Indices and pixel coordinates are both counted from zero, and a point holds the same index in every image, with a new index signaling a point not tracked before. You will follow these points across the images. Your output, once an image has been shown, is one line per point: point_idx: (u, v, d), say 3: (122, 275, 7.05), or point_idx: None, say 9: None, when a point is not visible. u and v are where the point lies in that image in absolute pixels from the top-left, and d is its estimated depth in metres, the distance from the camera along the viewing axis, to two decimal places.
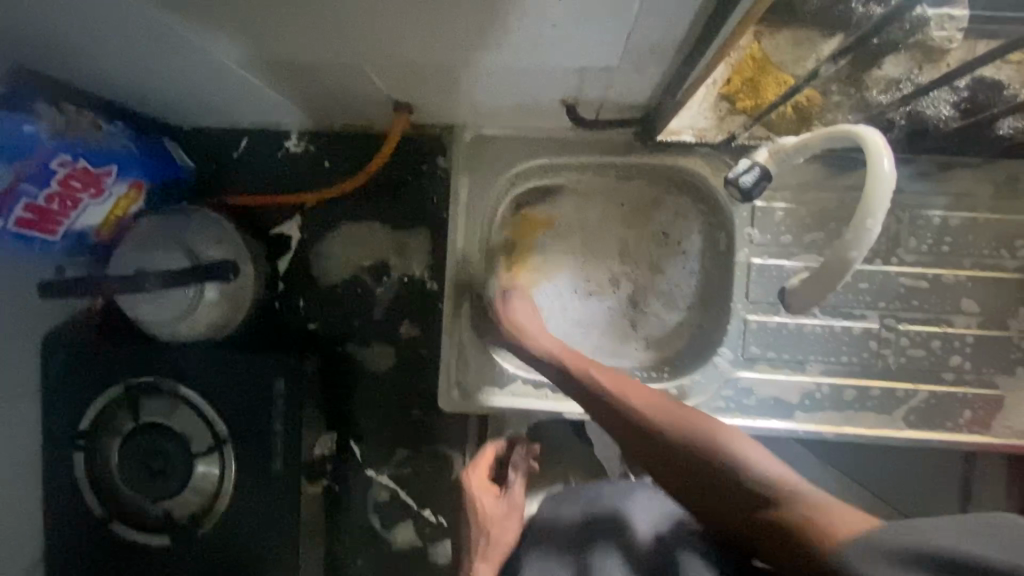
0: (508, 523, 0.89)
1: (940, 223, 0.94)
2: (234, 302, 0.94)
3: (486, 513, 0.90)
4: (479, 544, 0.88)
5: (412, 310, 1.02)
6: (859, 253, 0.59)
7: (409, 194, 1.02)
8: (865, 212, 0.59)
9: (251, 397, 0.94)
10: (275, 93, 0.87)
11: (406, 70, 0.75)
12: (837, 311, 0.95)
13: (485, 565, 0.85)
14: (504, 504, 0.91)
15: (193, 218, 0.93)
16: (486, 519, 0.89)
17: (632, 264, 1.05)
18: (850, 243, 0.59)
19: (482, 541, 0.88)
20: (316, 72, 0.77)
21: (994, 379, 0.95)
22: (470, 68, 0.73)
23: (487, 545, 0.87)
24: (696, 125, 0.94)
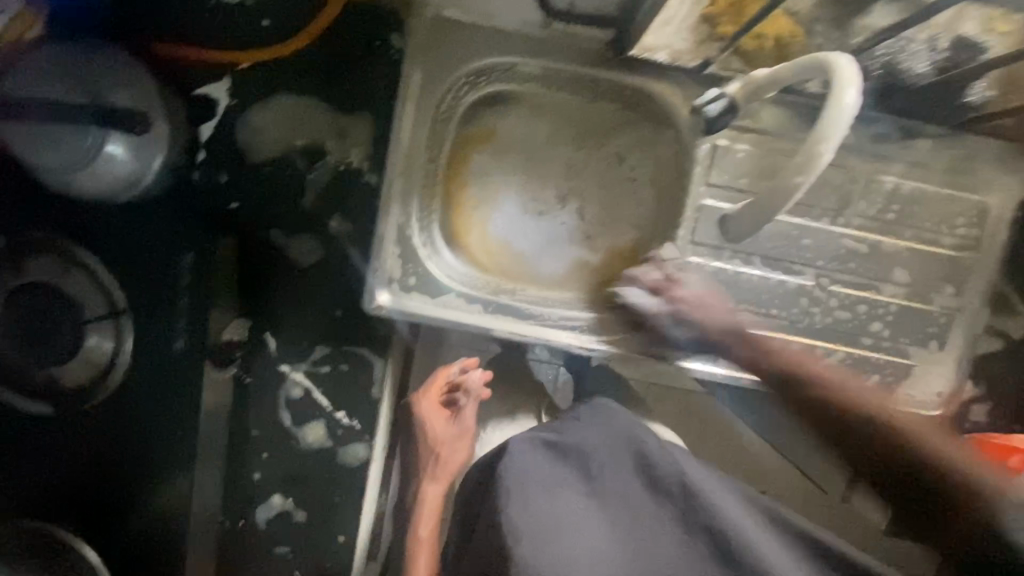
0: (458, 444, 1.02)
1: (892, 189, 0.94)
2: (142, 162, 0.84)
3: (436, 434, 1.01)
4: (428, 464, 1.01)
5: (346, 202, 0.95)
6: (805, 180, 0.58)
7: (357, 74, 0.92)
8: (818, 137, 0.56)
9: (160, 269, 0.89)
10: None
11: None
12: (777, 264, 0.95)
13: (434, 484, 1.00)
14: (456, 427, 1.02)
15: (104, 56, 0.81)
16: (437, 441, 1.01)
17: (579, 182, 1.05)
18: (800, 168, 0.57)
19: (431, 461, 1.01)
20: None
21: (907, 350, 0.98)
22: None
23: (435, 462, 1.01)
24: (672, 45, 0.89)
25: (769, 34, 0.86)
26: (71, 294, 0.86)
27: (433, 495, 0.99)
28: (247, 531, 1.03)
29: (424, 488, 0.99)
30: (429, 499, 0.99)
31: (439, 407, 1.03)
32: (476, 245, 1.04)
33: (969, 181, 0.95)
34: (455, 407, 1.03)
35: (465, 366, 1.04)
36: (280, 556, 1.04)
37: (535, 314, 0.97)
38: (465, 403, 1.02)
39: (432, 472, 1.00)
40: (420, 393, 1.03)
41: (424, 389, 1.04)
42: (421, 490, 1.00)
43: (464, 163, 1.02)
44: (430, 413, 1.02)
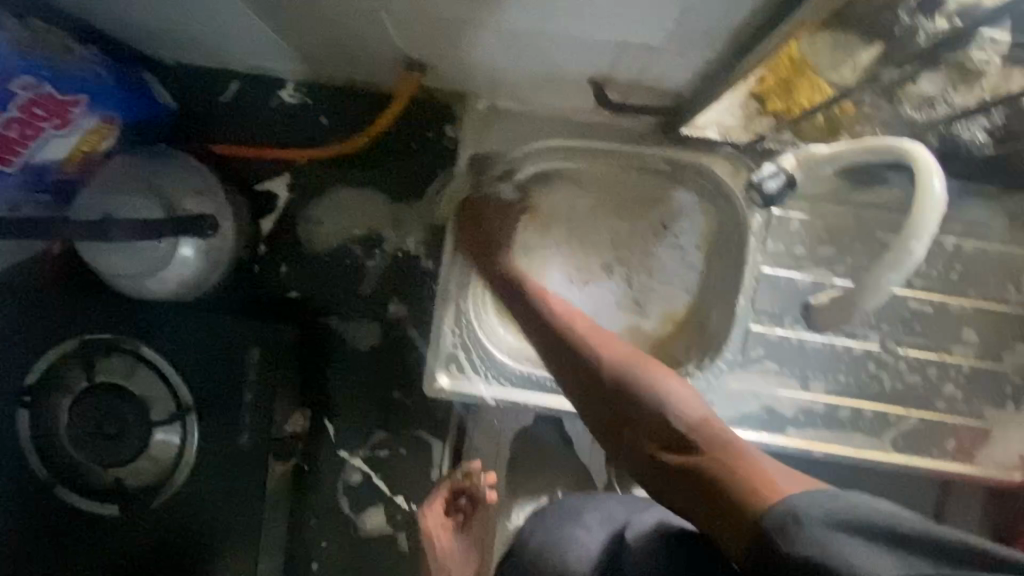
0: (465, 553, 0.90)
1: (953, 250, 0.93)
2: (211, 262, 0.86)
3: (445, 549, 0.88)
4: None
5: (403, 286, 0.96)
6: (898, 278, 0.55)
7: (412, 164, 0.94)
8: (907, 234, 0.55)
9: (225, 367, 0.87)
10: (279, 39, 0.80)
11: (434, 22, 0.68)
12: (841, 330, 0.93)
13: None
14: (463, 539, 0.90)
15: (176, 163, 0.84)
16: (446, 558, 0.88)
17: (624, 250, 1.06)
18: (887, 266, 0.55)
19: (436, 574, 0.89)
20: (328, 13, 0.69)
21: (983, 411, 0.94)
22: (498, 25, 0.66)
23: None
24: (722, 123, 0.91)
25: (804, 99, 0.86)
26: (138, 393, 0.87)
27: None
28: None
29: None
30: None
31: (444, 516, 0.90)
32: None
33: None
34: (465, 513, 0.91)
35: (472, 469, 0.90)
36: None
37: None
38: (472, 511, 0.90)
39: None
40: (424, 506, 0.91)
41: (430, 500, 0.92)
42: None
43: (512, 240, 1.04)
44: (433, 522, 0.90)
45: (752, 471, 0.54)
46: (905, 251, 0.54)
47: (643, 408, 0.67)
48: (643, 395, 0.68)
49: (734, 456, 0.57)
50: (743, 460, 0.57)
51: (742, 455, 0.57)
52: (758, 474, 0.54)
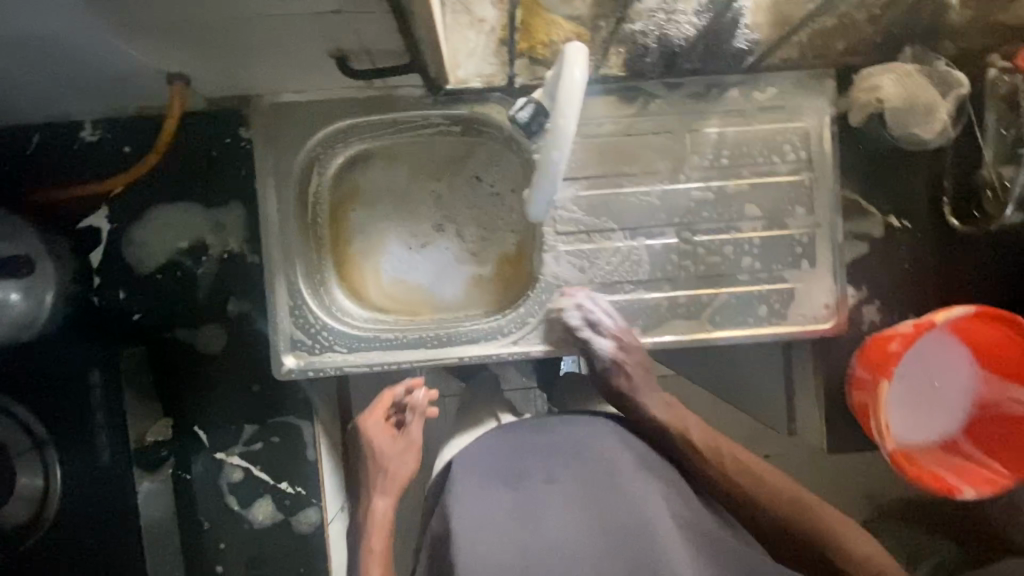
0: (406, 456, 1.00)
1: (718, 138, 1.03)
2: (38, 299, 0.90)
3: (386, 447, 0.99)
4: (378, 480, 0.98)
5: (238, 285, 1.02)
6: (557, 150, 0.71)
7: (217, 171, 1.01)
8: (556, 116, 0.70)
9: (70, 395, 0.90)
10: (47, 91, 0.86)
11: (152, 37, 0.74)
12: (639, 231, 1.03)
13: (384, 498, 0.97)
14: (402, 441, 1.00)
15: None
16: (383, 455, 0.99)
17: (448, 209, 1.14)
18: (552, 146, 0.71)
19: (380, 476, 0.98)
20: (57, 52, 0.75)
21: (783, 274, 1.04)
22: (206, 28, 0.73)
23: (384, 478, 0.98)
24: (482, 72, 0.99)
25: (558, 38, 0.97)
26: None
27: (382, 518, 0.95)
28: None
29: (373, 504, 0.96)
30: (381, 515, 0.95)
31: (384, 423, 1.00)
32: (371, 291, 1.11)
33: (786, 112, 1.03)
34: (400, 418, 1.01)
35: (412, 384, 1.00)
36: None
37: (435, 338, 1.04)
38: (411, 419, 1.00)
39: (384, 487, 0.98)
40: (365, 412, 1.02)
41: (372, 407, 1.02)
42: (370, 506, 0.96)
43: (341, 225, 1.11)
44: (375, 427, 1.00)
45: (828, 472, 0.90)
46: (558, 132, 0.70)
47: (675, 452, 0.91)
48: (665, 437, 0.92)
49: (738, 481, 0.86)
50: (718, 448, 0.90)
51: (727, 472, 0.87)
52: (820, 518, 0.83)
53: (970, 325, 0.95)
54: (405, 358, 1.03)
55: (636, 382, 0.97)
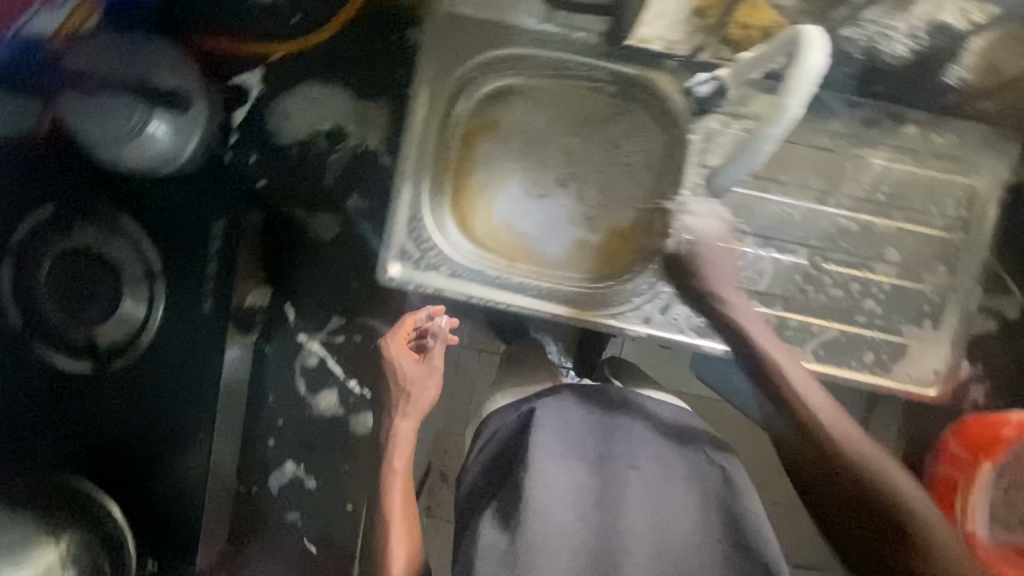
0: (429, 384, 0.94)
1: (881, 171, 0.98)
2: (183, 137, 0.92)
3: (408, 376, 0.93)
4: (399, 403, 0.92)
5: (364, 182, 1.03)
6: (773, 132, 0.66)
7: (377, 65, 1.01)
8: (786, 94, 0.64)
9: (191, 235, 0.95)
10: None
11: None
12: (770, 242, 1.00)
13: (406, 421, 0.91)
14: (425, 367, 0.95)
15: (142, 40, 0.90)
16: (408, 381, 0.93)
17: (578, 166, 1.11)
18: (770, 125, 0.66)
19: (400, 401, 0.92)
20: None
21: (901, 328, 1.00)
22: None
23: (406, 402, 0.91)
24: (666, 36, 0.95)
25: (756, 24, 0.91)
26: (112, 257, 0.95)
27: (403, 439, 0.90)
28: (262, 496, 1.10)
29: (397, 426, 0.90)
30: (402, 439, 0.90)
31: (408, 353, 0.95)
32: (481, 225, 1.10)
33: (958, 164, 0.98)
34: (425, 346, 0.97)
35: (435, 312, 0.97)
36: (292, 521, 1.11)
37: (535, 288, 1.04)
38: (433, 344, 0.95)
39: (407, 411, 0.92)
40: (389, 338, 0.95)
41: (394, 332, 0.96)
42: (393, 427, 0.91)
43: (469, 153, 1.09)
44: (399, 357, 0.94)
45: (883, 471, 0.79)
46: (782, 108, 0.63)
47: None
48: None
49: None
50: None
51: None
52: None
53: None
54: (504, 299, 1.03)
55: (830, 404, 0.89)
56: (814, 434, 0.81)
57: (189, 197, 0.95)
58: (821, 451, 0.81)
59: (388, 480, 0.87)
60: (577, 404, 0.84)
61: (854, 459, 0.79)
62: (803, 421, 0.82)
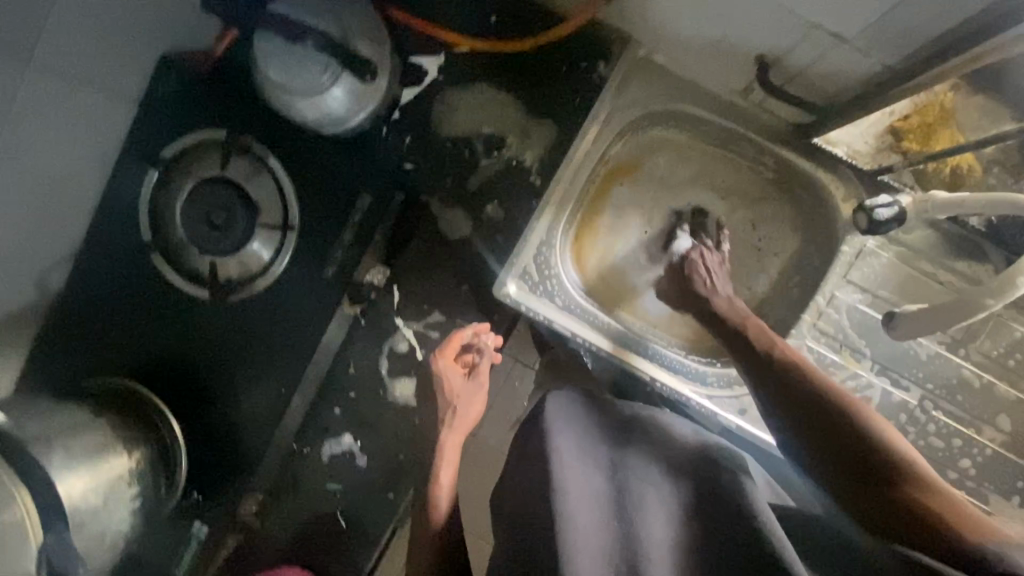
0: (474, 399, 0.97)
1: (1019, 338, 0.96)
2: (356, 103, 0.92)
3: (455, 390, 0.97)
4: (445, 416, 0.96)
5: (506, 192, 1.03)
6: (996, 302, 0.73)
7: (555, 87, 1.00)
8: (1020, 272, 0.71)
9: (336, 204, 0.98)
10: None
11: None
12: (887, 374, 0.98)
13: (451, 434, 0.94)
14: (471, 383, 0.98)
15: None
16: (455, 395, 0.97)
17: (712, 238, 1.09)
18: (993, 292, 0.73)
19: (447, 414, 0.96)
20: None
21: (989, 497, 0.98)
22: None
23: (453, 416, 0.95)
24: (852, 145, 0.94)
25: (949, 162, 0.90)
26: (254, 196, 0.96)
27: (452, 447, 0.94)
28: (309, 460, 1.09)
29: (441, 438, 0.94)
30: (449, 450, 0.93)
31: (456, 365, 0.98)
32: (598, 267, 1.08)
33: None
34: (472, 363, 1.00)
35: (480, 328, 1.01)
36: (330, 493, 1.09)
37: (643, 347, 1.03)
38: (481, 361, 1.00)
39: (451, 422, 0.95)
40: (438, 351, 0.98)
41: (443, 347, 0.99)
42: (439, 439, 0.94)
43: (609, 192, 1.08)
44: (447, 372, 0.97)
45: (953, 509, 0.65)
46: (1014, 285, 0.71)
47: None
48: None
49: None
50: None
51: None
52: None
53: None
54: (608, 348, 1.01)
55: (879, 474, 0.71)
56: (876, 471, 0.72)
57: (344, 163, 0.98)
58: (888, 480, 0.70)
59: (446, 430, 0.95)
60: (586, 408, 0.84)
61: (913, 499, 0.67)
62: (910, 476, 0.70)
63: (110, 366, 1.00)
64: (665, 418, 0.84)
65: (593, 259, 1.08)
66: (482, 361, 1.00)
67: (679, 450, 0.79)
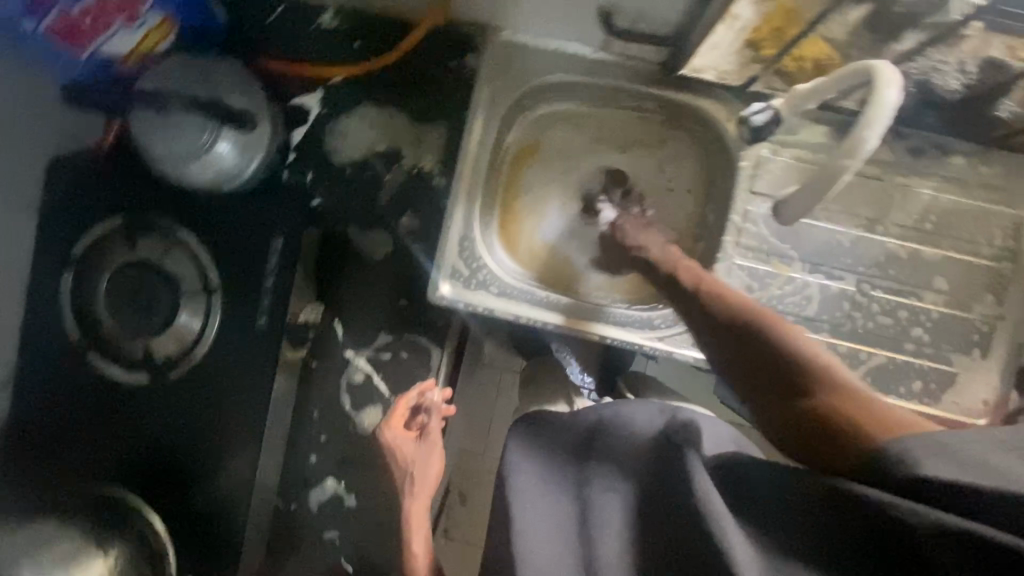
0: (431, 458, 0.93)
1: (928, 201, 1.00)
2: (246, 157, 0.96)
3: (410, 458, 0.92)
4: (404, 483, 0.92)
5: (415, 201, 1.05)
6: (852, 162, 0.75)
7: (434, 91, 1.04)
8: (864, 126, 0.72)
9: (253, 252, 1.03)
10: None
11: None
12: (819, 269, 1.00)
13: (413, 500, 0.90)
14: (424, 445, 0.94)
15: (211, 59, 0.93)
16: (408, 462, 0.92)
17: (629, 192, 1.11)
18: (846, 153, 0.75)
19: (406, 483, 0.91)
20: None
21: (949, 356, 1.00)
22: None
23: (411, 483, 0.91)
24: (720, 67, 0.97)
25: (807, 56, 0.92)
26: (170, 270, 0.97)
27: (417, 513, 0.90)
28: (301, 513, 1.00)
29: (404, 507, 0.89)
30: (415, 516, 0.89)
31: (405, 432, 0.93)
32: (528, 248, 1.11)
33: (1002, 195, 1.00)
34: (421, 426, 0.96)
35: (424, 386, 0.95)
36: (328, 542, 1.00)
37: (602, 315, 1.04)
38: (430, 421, 0.94)
39: (411, 485, 0.91)
40: (382, 424, 0.93)
41: (387, 417, 0.94)
42: (403, 509, 0.90)
43: (517, 175, 1.11)
44: (397, 440, 0.93)
45: (881, 418, 0.56)
46: (861, 140, 0.73)
47: None
48: None
49: None
50: None
51: None
52: None
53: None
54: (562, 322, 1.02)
55: (795, 386, 0.64)
56: (796, 382, 0.64)
57: (252, 215, 1.03)
58: (805, 389, 0.63)
59: (406, 497, 0.90)
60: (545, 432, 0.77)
61: (831, 405, 0.60)
62: (830, 381, 0.62)
63: (79, 469, 1.01)
64: (629, 417, 0.73)
65: (520, 242, 1.11)
66: (432, 420, 0.95)
67: (646, 451, 0.68)
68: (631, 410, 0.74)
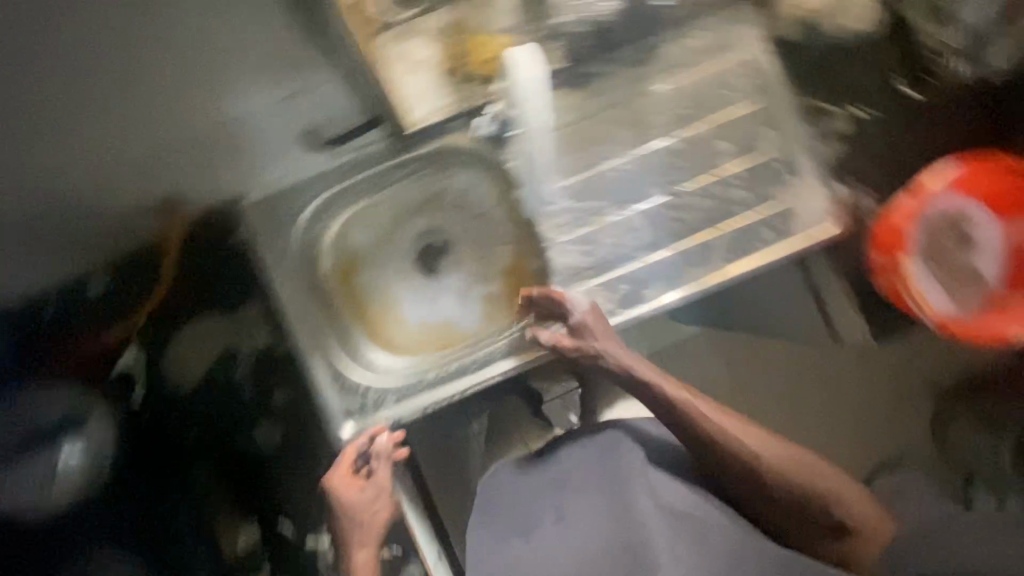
0: (376, 505, 0.98)
1: (667, 93, 1.10)
2: (102, 451, 1.00)
3: (356, 505, 0.97)
4: (353, 533, 0.96)
5: (272, 380, 1.11)
6: None
7: (224, 283, 1.09)
8: None
9: (168, 514, 1.07)
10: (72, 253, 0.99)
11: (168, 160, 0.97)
12: (630, 200, 1.07)
13: (362, 548, 0.95)
14: (370, 489, 0.98)
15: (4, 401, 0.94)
16: (351, 507, 0.97)
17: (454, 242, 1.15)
18: None
19: (355, 531, 0.96)
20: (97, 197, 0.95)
21: (775, 193, 1.07)
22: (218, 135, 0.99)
23: (353, 528, 0.96)
24: (438, 107, 1.04)
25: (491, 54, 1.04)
26: None
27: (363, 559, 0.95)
28: None
29: (352, 557, 0.95)
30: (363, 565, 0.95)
31: (351, 479, 0.97)
32: (404, 341, 1.10)
33: (719, 50, 1.11)
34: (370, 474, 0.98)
35: (371, 433, 0.97)
36: None
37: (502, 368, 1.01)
38: (377, 469, 0.97)
39: (358, 537, 0.97)
40: (329, 474, 0.97)
41: (335, 468, 0.97)
42: (350, 560, 0.95)
43: (351, 289, 1.11)
44: (342, 485, 0.97)
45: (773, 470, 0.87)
46: None
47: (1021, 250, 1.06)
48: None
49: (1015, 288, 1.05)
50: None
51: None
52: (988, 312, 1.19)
53: (972, 181, 1.06)
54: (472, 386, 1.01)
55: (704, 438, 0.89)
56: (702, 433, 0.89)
57: (136, 490, 1.05)
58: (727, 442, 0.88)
59: (349, 547, 0.96)
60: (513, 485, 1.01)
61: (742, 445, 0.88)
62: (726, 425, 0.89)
63: None
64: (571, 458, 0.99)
65: (394, 342, 1.09)
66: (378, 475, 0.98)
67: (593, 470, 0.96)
68: (574, 455, 0.99)
